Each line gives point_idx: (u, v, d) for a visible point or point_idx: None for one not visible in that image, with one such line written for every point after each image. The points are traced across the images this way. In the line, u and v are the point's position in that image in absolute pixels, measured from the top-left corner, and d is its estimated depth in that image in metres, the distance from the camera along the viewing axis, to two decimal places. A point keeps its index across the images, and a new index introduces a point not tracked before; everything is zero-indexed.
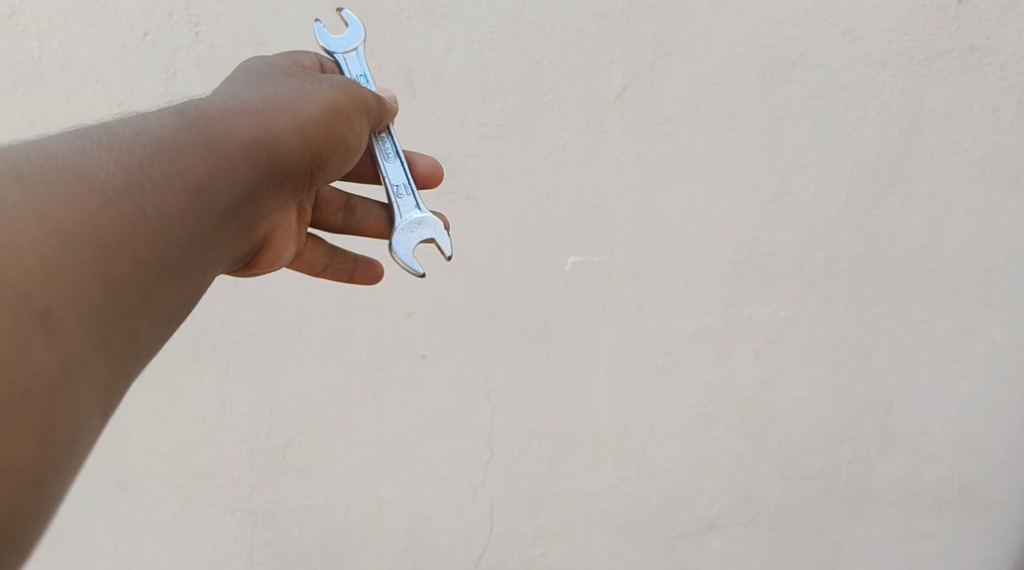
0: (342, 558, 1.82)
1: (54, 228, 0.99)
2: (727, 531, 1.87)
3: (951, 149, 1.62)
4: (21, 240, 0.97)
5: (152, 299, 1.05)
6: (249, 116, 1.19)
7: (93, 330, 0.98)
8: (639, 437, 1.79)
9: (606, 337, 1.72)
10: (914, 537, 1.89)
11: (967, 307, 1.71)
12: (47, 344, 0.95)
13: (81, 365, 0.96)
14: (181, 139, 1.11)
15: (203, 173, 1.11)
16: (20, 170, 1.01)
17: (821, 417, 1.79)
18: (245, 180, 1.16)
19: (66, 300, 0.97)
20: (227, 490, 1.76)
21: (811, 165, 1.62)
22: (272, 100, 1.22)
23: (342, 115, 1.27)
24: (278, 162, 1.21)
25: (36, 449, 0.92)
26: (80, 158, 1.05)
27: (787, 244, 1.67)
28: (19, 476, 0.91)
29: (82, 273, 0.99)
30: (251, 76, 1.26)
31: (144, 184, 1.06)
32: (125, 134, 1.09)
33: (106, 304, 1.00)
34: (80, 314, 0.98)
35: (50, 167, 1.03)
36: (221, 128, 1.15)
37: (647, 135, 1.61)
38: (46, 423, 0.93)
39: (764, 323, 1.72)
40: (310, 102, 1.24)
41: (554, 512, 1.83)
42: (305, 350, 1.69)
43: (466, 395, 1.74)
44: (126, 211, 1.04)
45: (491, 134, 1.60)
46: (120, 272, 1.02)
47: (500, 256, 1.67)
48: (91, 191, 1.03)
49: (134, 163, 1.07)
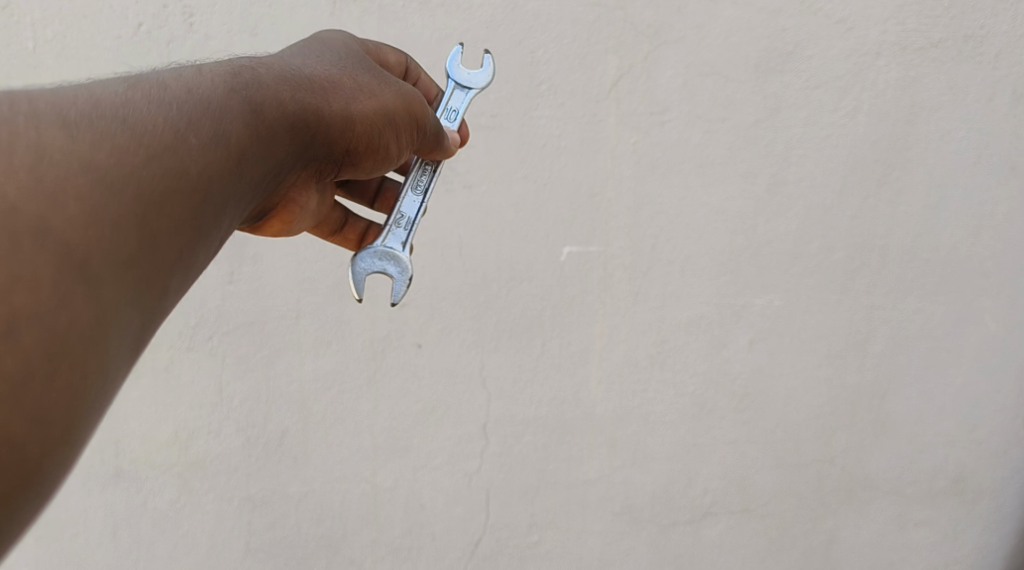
0: (338, 545, 1.83)
1: (100, 177, 0.83)
2: (721, 519, 1.88)
3: (946, 139, 1.62)
4: (65, 186, 0.81)
5: (185, 267, 0.89)
6: (313, 90, 1.10)
7: (131, 298, 0.82)
8: (635, 425, 1.80)
9: (600, 326, 1.73)
10: (908, 525, 1.90)
11: (961, 296, 1.73)
12: (86, 302, 0.79)
13: (116, 336, 0.80)
14: (242, 97, 0.99)
15: (265, 139, 1.00)
16: (62, 106, 0.85)
17: (816, 407, 1.80)
18: (296, 156, 1.07)
19: (101, 249, 0.81)
20: (225, 478, 1.77)
21: (807, 155, 1.63)
22: (334, 81, 1.14)
23: (399, 126, 1.20)
24: (338, 135, 1.14)
25: (66, 400, 0.77)
26: (129, 103, 0.90)
27: (782, 234, 1.67)
28: (42, 427, 0.75)
29: (122, 231, 0.83)
30: (318, 50, 1.19)
31: (193, 138, 0.91)
32: (178, 83, 0.95)
33: (148, 270, 0.84)
34: (118, 278, 0.81)
35: (96, 110, 0.87)
36: (280, 93, 1.04)
37: (643, 125, 1.61)
38: (73, 400, 0.77)
39: (758, 312, 1.72)
40: (372, 96, 1.17)
41: (549, 500, 1.84)
42: (300, 339, 1.70)
43: (461, 383, 1.75)
44: (172, 165, 0.88)
45: (486, 124, 1.61)
46: (158, 233, 0.86)
47: (495, 245, 1.68)
48: (140, 141, 0.87)
49: (185, 113, 0.92)
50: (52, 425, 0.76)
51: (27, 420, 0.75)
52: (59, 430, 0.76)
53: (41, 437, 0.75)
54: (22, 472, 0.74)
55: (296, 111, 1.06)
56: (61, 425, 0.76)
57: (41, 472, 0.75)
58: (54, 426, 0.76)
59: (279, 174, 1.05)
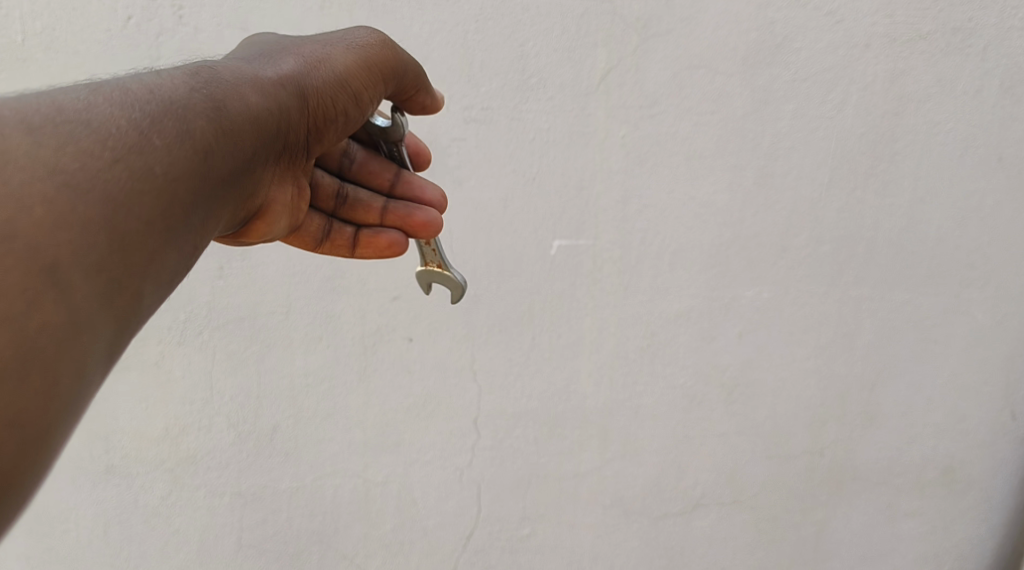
0: (330, 540, 1.83)
1: (66, 180, 0.88)
2: (712, 511, 1.89)
3: (934, 131, 1.63)
4: (30, 190, 0.86)
5: (158, 267, 0.93)
6: (273, 80, 1.12)
7: (104, 298, 0.88)
8: (625, 418, 1.80)
9: (590, 319, 1.73)
10: (897, 516, 1.91)
11: (950, 288, 1.73)
12: (56, 302, 0.84)
13: (92, 334, 0.86)
14: (202, 96, 1.03)
15: (229, 135, 1.04)
16: (28, 115, 0.90)
17: (805, 398, 1.81)
18: (263, 149, 1.10)
19: (70, 250, 0.86)
20: (215, 473, 1.77)
21: (795, 147, 1.63)
22: (288, 68, 1.15)
23: (358, 90, 1.18)
24: (301, 122, 1.15)
25: (42, 400, 0.82)
26: (91, 108, 0.94)
27: (771, 226, 1.68)
28: (24, 425, 0.81)
29: (89, 234, 0.87)
30: (274, 40, 1.21)
31: (157, 138, 0.96)
32: (140, 86, 1.00)
33: (117, 270, 0.89)
34: (90, 277, 0.87)
35: (60, 116, 0.91)
36: (240, 87, 1.08)
37: (632, 118, 1.62)
38: (50, 400, 0.82)
39: (747, 305, 1.73)
40: (328, 67, 1.16)
41: (541, 493, 1.85)
42: (291, 333, 1.69)
43: (452, 378, 1.75)
44: (137, 167, 0.93)
45: (476, 117, 1.61)
46: (129, 233, 0.91)
47: (486, 239, 1.68)
48: (105, 145, 0.92)
49: (148, 114, 0.97)
50: (26, 420, 0.81)
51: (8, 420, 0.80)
52: (35, 427, 0.81)
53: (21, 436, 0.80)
54: (10, 466, 0.80)
55: (258, 103, 1.09)
56: (37, 416, 0.81)
57: (19, 467, 0.80)
58: (31, 423, 0.81)
59: (250, 168, 1.09)
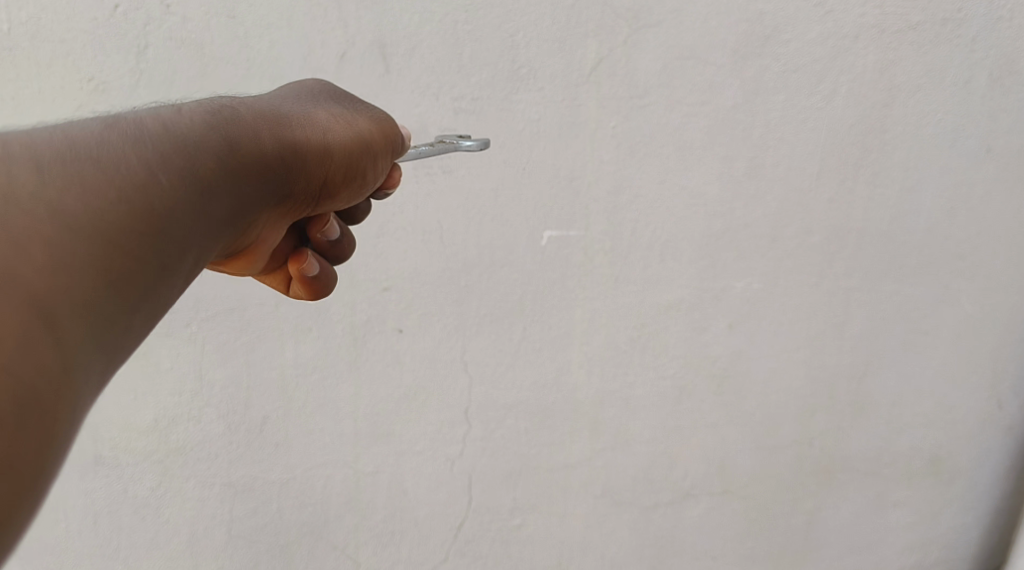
0: (320, 530, 1.84)
1: (67, 222, 0.89)
2: (701, 501, 1.90)
3: (924, 121, 1.63)
4: (30, 233, 0.87)
5: (153, 304, 0.95)
6: (289, 125, 1.15)
7: (91, 338, 0.88)
8: (616, 409, 1.81)
9: (581, 311, 1.73)
10: (886, 505, 1.93)
11: (939, 279, 1.74)
12: (47, 343, 0.85)
13: (77, 375, 0.86)
14: (218, 136, 1.05)
15: (238, 176, 1.05)
16: (36, 153, 0.92)
17: (794, 388, 1.81)
18: (273, 190, 1.12)
19: (65, 292, 0.87)
20: (205, 464, 1.76)
21: (786, 138, 1.63)
22: (310, 116, 1.19)
23: (375, 155, 1.25)
24: (316, 168, 1.17)
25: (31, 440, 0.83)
26: (102, 146, 0.96)
27: (760, 217, 1.68)
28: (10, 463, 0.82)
29: (84, 276, 0.89)
30: (298, 93, 1.24)
31: (162, 179, 0.97)
32: (156, 122, 1.01)
33: (110, 312, 0.90)
34: (85, 318, 0.88)
35: (68, 155, 0.93)
36: (255, 130, 1.10)
37: (623, 109, 1.61)
38: (34, 441, 0.83)
39: (737, 296, 1.73)
40: (347, 132, 1.21)
41: (531, 483, 1.85)
42: (281, 324, 1.69)
43: (443, 368, 1.75)
44: (139, 207, 0.94)
45: (465, 108, 1.60)
46: (124, 272, 0.92)
47: (476, 230, 1.67)
48: (111, 184, 0.93)
49: (158, 153, 0.98)
50: (17, 460, 0.82)
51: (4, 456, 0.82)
52: (23, 465, 0.82)
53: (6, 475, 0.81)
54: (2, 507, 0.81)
55: (271, 147, 1.11)
56: (25, 457, 0.82)
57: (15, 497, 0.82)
58: (16, 462, 0.82)
59: (257, 206, 1.10)
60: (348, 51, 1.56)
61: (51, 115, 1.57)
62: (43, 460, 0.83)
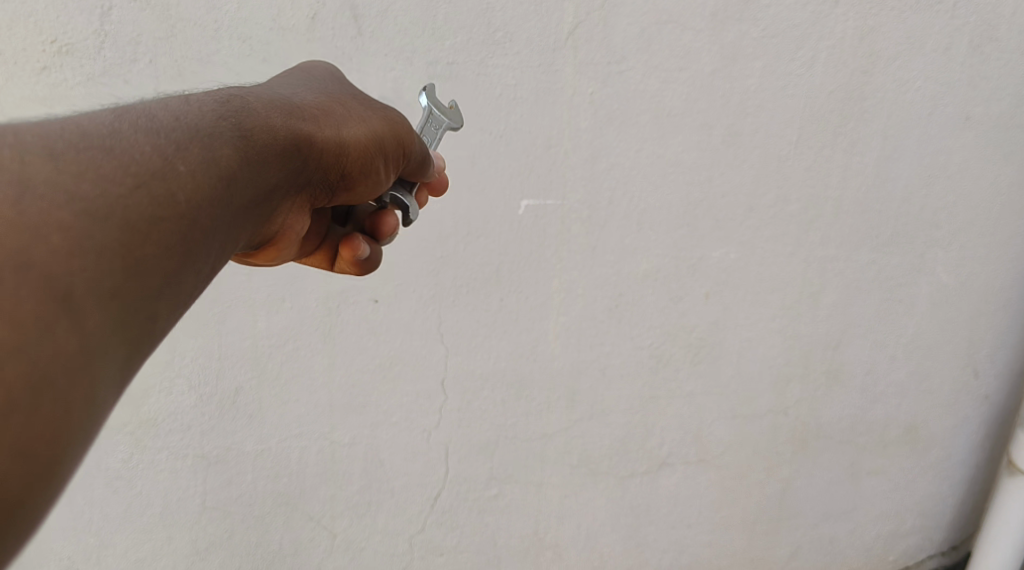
0: (296, 501, 1.81)
1: (85, 207, 0.82)
2: (678, 469, 1.90)
3: (903, 89, 1.64)
4: (48, 217, 0.80)
5: (175, 294, 0.88)
6: (304, 113, 1.10)
7: (115, 327, 0.81)
8: (592, 379, 1.80)
9: (558, 281, 1.71)
10: (860, 473, 1.97)
11: (915, 248, 1.77)
12: (69, 331, 0.77)
13: (100, 366, 0.79)
14: (232, 124, 0.99)
15: (259, 164, 1.00)
16: (47, 138, 0.85)
17: (769, 357, 1.82)
18: (289, 182, 1.06)
19: (84, 278, 0.80)
20: (177, 435, 1.72)
21: (764, 105, 1.62)
22: (324, 107, 1.14)
23: (393, 149, 1.19)
24: (330, 159, 1.12)
25: (51, 437, 0.75)
26: (116, 133, 0.90)
27: (737, 186, 1.67)
28: (30, 462, 0.74)
29: (106, 262, 0.82)
30: (305, 83, 1.19)
31: (183, 164, 0.91)
32: (167, 111, 0.96)
33: (132, 301, 0.83)
34: (103, 305, 0.81)
35: (82, 141, 0.87)
36: (270, 119, 1.04)
37: (600, 75, 1.58)
38: (56, 439, 0.75)
39: (714, 265, 1.73)
40: (362, 122, 1.15)
41: (507, 453, 1.84)
42: (253, 295, 1.66)
43: (419, 339, 1.73)
44: (161, 192, 0.88)
45: (441, 73, 1.55)
46: (147, 260, 0.85)
47: (455, 199, 1.63)
48: (128, 169, 0.87)
49: (174, 140, 0.92)
50: (38, 459, 0.74)
51: (20, 457, 0.74)
52: (43, 465, 0.75)
53: (25, 475, 0.74)
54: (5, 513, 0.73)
55: (287, 136, 1.05)
56: (45, 455, 0.75)
57: (30, 499, 0.74)
58: (37, 462, 0.74)
59: (274, 199, 1.04)
60: (320, 13, 1.51)
61: (14, 78, 1.49)
62: (67, 455, 0.76)
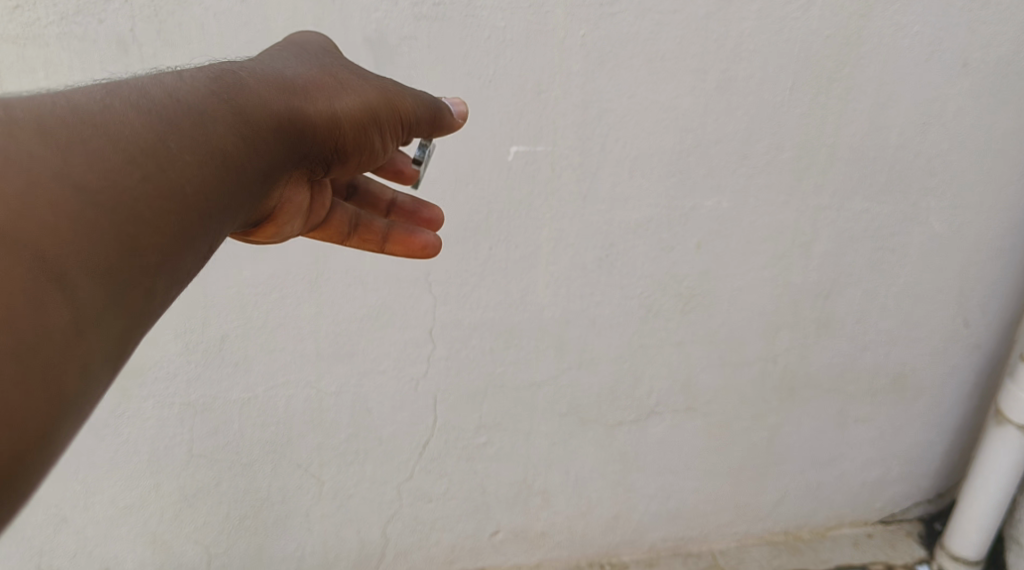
0: (283, 449, 1.81)
1: (74, 183, 0.87)
2: (666, 418, 1.90)
3: (900, 33, 1.61)
4: (36, 193, 0.85)
5: (175, 271, 0.92)
6: (297, 85, 1.12)
7: (110, 303, 0.86)
8: (582, 328, 1.78)
9: (547, 230, 1.69)
10: (848, 422, 1.97)
11: (909, 196, 1.75)
12: (60, 306, 0.83)
13: (94, 340, 0.84)
14: (226, 99, 1.02)
15: (254, 139, 1.03)
16: (41, 114, 0.91)
17: (760, 306, 1.81)
18: (289, 156, 1.09)
19: (72, 255, 0.85)
20: (163, 384, 1.70)
21: (759, 50, 1.59)
22: (321, 78, 1.16)
23: (391, 117, 1.21)
24: (328, 131, 1.14)
25: (42, 409, 0.81)
26: (108, 108, 0.94)
27: (730, 132, 1.65)
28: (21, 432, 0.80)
29: (97, 239, 0.87)
30: (304, 50, 1.21)
31: (175, 141, 0.95)
32: (160, 86, 1.00)
33: (126, 277, 0.88)
34: (96, 282, 0.86)
35: (73, 116, 0.92)
36: (263, 93, 1.07)
37: (592, 17, 1.54)
38: (49, 410, 0.81)
39: (705, 214, 1.71)
40: (357, 94, 1.17)
41: (496, 402, 1.83)
42: (238, 244, 1.62)
43: (407, 288, 1.70)
44: (152, 169, 0.92)
45: (427, 15, 1.51)
46: (141, 237, 0.89)
47: (445, 145, 1.59)
48: (119, 145, 0.92)
49: (166, 116, 0.96)
50: (31, 428, 0.80)
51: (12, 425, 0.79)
52: (37, 435, 0.80)
53: (20, 444, 0.80)
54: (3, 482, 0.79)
55: (282, 109, 1.08)
56: (38, 425, 0.80)
57: (24, 469, 0.80)
58: (29, 433, 0.80)
59: (274, 173, 1.08)
60: None
61: None
62: (59, 426, 0.81)
